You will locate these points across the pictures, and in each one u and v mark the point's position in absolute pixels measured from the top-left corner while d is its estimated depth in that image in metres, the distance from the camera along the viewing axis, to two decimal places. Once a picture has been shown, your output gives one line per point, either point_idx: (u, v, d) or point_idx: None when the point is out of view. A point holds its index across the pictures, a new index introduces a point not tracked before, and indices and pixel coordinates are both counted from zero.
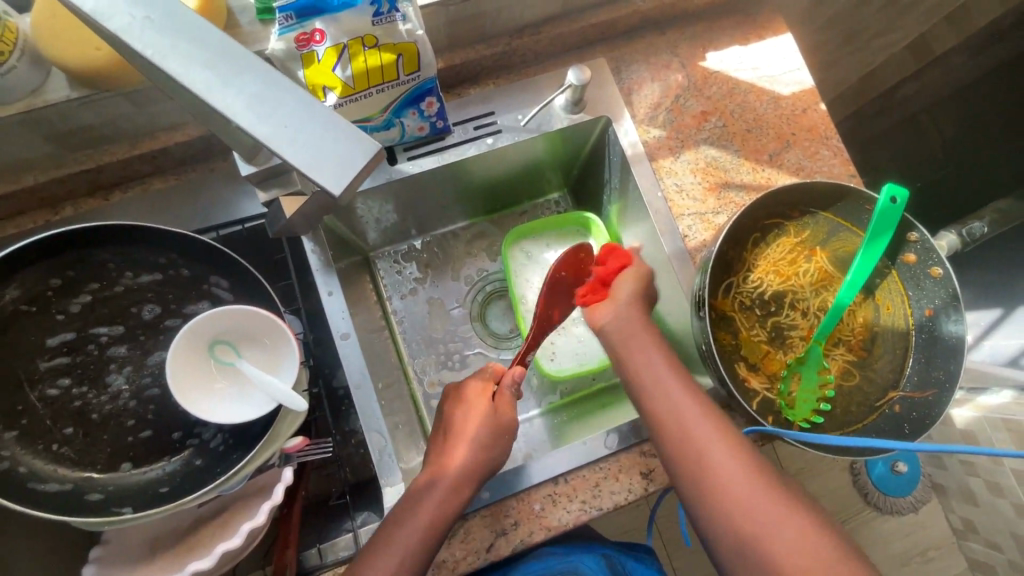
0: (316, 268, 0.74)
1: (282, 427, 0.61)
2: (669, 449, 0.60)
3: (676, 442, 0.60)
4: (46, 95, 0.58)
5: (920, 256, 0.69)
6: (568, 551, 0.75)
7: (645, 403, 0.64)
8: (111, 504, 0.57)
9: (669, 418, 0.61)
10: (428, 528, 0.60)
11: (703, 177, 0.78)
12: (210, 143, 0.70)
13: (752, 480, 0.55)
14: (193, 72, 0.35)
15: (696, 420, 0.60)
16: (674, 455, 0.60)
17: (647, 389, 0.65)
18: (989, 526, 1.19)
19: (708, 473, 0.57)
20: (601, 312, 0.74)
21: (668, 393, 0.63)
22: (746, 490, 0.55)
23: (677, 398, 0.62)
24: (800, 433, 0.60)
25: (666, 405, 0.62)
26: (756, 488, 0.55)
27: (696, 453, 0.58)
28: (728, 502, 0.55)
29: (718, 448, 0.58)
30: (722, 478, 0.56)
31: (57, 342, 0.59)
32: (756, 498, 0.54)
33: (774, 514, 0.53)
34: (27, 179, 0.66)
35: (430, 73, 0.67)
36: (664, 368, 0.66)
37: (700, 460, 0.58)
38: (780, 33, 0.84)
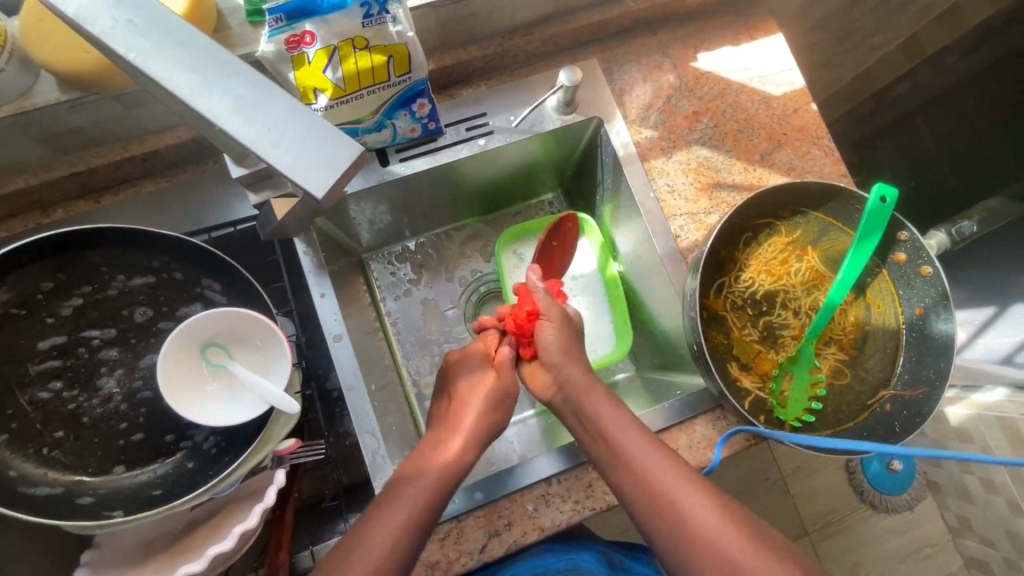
0: (308, 270, 0.74)
1: (276, 429, 0.61)
2: (641, 506, 0.58)
3: (648, 497, 0.58)
4: (35, 98, 0.58)
5: (910, 255, 0.69)
6: (568, 548, 0.75)
7: (608, 458, 0.62)
8: (102, 507, 0.57)
9: (636, 473, 0.60)
10: (432, 496, 0.59)
11: (695, 177, 0.78)
12: (201, 145, 0.70)
13: (732, 528, 0.54)
14: (177, 76, 0.35)
15: (663, 473, 0.59)
16: (648, 511, 0.58)
17: (607, 442, 0.63)
18: (983, 523, 1.19)
19: (687, 528, 0.55)
20: (540, 380, 0.73)
21: (629, 447, 0.61)
22: (727, 540, 0.54)
23: (640, 450, 0.61)
24: (793, 436, 0.60)
25: (630, 459, 0.60)
26: (736, 538, 0.54)
27: (671, 509, 0.57)
28: (712, 556, 0.53)
29: (692, 501, 0.56)
30: (701, 531, 0.55)
31: (49, 346, 0.59)
32: (739, 547, 0.53)
33: (758, 562, 0.52)
34: (17, 182, 0.66)
35: (421, 75, 0.67)
36: (623, 421, 0.64)
37: (677, 516, 0.56)
38: (771, 34, 0.84)
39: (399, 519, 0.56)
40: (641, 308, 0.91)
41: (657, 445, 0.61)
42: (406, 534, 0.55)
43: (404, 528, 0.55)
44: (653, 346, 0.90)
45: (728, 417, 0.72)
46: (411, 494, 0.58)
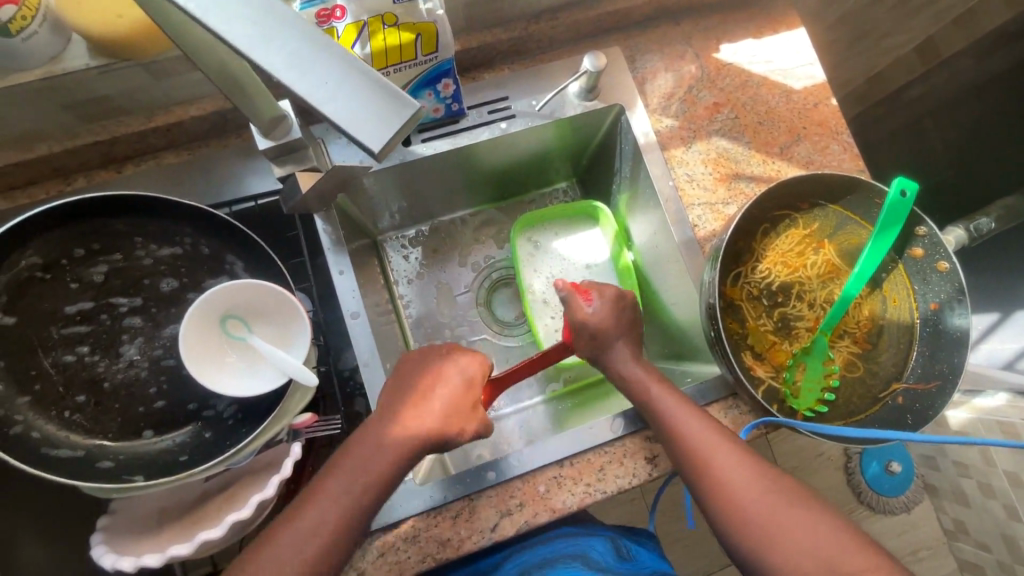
0: (327, 248, 0.74)
1: (292, 404, 0.61)
2: (694, 481, 0.60)
3: (700, 473, 0.59)
4: (65, 63, 0.58)
5: (928, 250, 0.70)
6: (583, 533, 0.76)
7: (662, 435, 0.63)
8: (123, 471, 0.57)
9: (687, 448, 0.61)
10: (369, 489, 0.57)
11: (714, 168, 0.79)
12: (226, 118, 0.71)
13: (784, 502, 0.56)
14: (234, 26, 0.35)
15: (718, 450, 0.60)
16: (700, 488, 0.59)
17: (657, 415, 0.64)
18: (980, 527, 1.20)
19: (739, 505, 0.57)
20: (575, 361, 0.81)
21: (683, 424, 0.62)
22: (777, 516, 0.55)
23: (692, 427, 0.61)
24: (813, 423, 0.60)
25: (685, 437, 0.61)
26: (787, 512, 0.55)
27: (734, 496, 0.57)
28: (763, 532, 0.55)
29: (744, 479, 0.58)
30: (752, 507, 0.56)
31: (75, 310, 0.59)
32: (790, 520, 0.55)
33: (807, 536, 0.54)
34: (41, 149, 0.66)
35: (448, 55, 0.66)
36: (675, 397, 0.64)
37: (726, 493, 0.57)
38: (794, 28, 0.84)
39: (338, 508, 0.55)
40: (654, 297, 0.91)
41: (708, 419, 0.62)
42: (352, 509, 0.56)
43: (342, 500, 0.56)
44: (664, 335, 0.90)
45: (740, 405, 0.73)
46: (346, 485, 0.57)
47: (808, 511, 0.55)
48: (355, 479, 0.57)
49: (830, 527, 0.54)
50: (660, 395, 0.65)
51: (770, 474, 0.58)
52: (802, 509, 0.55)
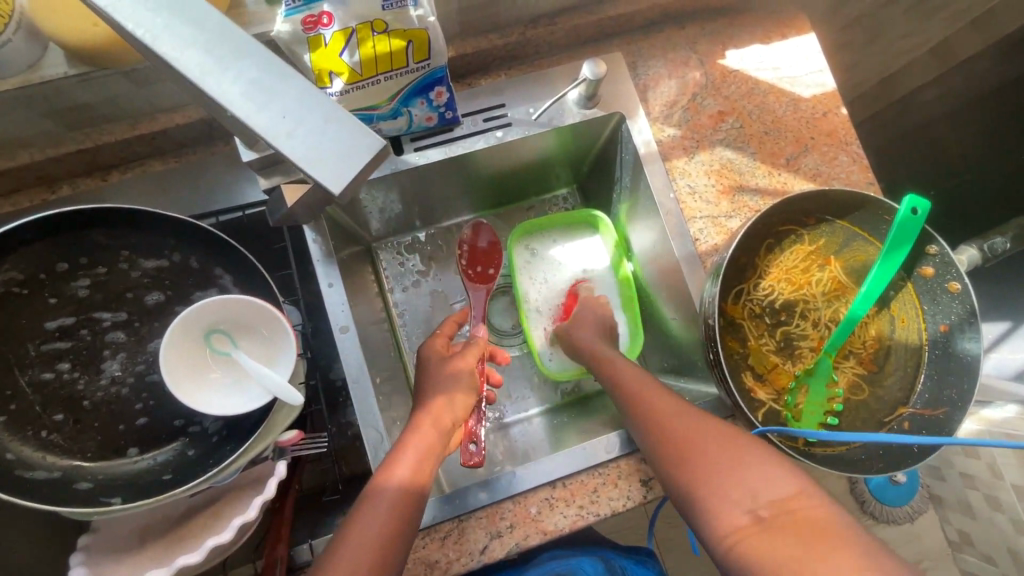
0: (316, 259, 0.72)
1: (276, 420, 0.60)
2: (649, 448, 0.61)
3: (653, 436, 0.60)
4: (43, 72, 0.57)
5: (939, 270, 0.67)
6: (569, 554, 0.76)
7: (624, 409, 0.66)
8: (100, 494, 0.56)
9: (651, 424, 0.61)
10: (394, 511, 0.55)
11: (717, 179, 0.76)
12: (212, 125, 0.69)
13: (726, 451, 0.54)
14: (189, 55, 0.33)
15: (678, 422, 0.60)
16: (654, 454, 0.60)
17: (631, 400, 0.66)
18: (986, 541, 1.17)
19: (683, 459, 0.56)
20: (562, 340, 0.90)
21: (648, 399, 0.64)
22: (723, 469, 0.53)
23: (651, 399, 0.64)
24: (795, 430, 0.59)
25: (642, 405, 0.64)
26: (729, 459, 0.53)
27: (688, 461, 0.55)
28: (707, 485, 0.53)
29: (691, 433, 0.57)
30: (694, 458, 0.55)
31: (55, 326, 0.58)
32: (731, 467, 0.53)
33: (749, 483, 0.51)
34: (22, 157, 0.64)
35: (440, 62, 0.64)
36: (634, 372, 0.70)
37: (674, 451, 0.57)
38: (804, 33, 0.81)
39: (372, 535, 0.53)
40: (654, 309, 0.89)
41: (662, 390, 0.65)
42: (400, 512, 0.55)
43: (395, 507, 0.55)
44: (664, 349, 0.88)
45: (739, 427, 0.71)
46: (377, 516, 0.54)
47: (758, 464, 0.52)
48: (406, 496, 0.57)
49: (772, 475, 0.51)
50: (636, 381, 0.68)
51: (717, 429, 0.57)
52: (751, 462, 0.53)
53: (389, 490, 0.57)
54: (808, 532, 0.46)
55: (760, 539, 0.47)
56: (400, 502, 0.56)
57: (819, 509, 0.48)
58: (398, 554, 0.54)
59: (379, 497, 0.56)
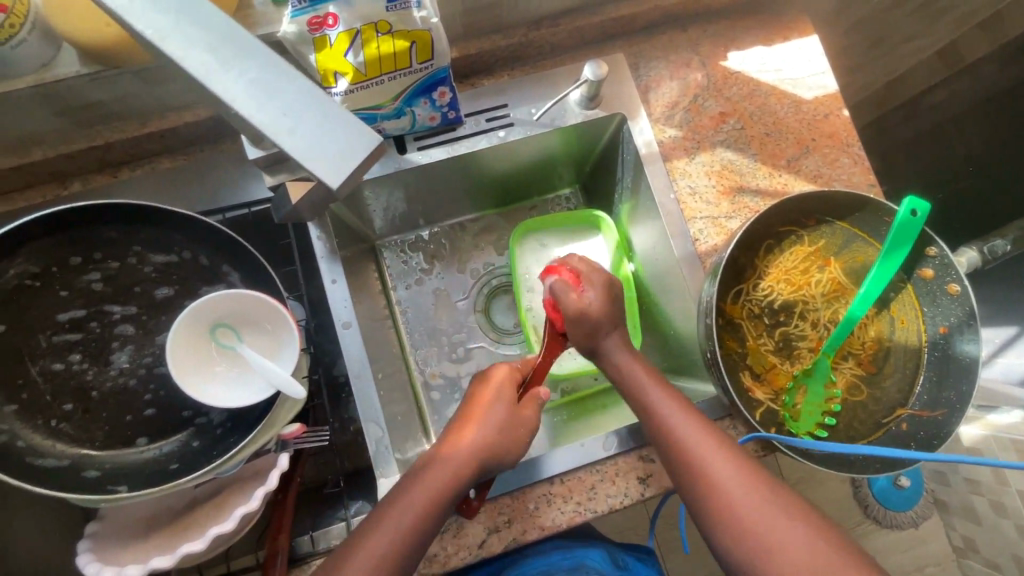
0: (320, 255, 0.73)
1: (281, 412, 0.61)
2: (701, 506, 0.57)
3: (703, 495, 0.57)
4: (56, 71, 0.58)
5: (938, 271, 0.67)
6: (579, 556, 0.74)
7: (667, 456, 0.61)
8: (108, 482, 0.57)
9: (690, 464, 0.58)
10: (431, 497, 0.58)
11: (717, 180, 0.76)
12: (219, 124, 0.70)
13: (789, 525, 0.53)
14: (193, 55, 0.34)
15: (721, 466, 0.57)
16: (702, 510, 0.57)
17: (660, 428, 0.62)
18: (990, 547, 1.16)
19: (741, 525, 0.54)
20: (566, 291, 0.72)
21: (681, 431, 0.60)
22: (776, 530, 0.53)
23: (687, 432, 0.60)
24: (791, 440, 0.59)
25: (692, 456, 0.59)
26: (794, 538, 0.52)
27: (734, 514, 0.55)
28: (767, 558, 0.52)
29: (738, 486, 0.56)
30: (756, 529, 0.54)
31: (67, 318, 0.59)
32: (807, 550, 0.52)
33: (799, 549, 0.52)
34: (36, 154, 0.66)
35: (443, 62, 0.65)
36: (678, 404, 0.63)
37: (728, 516, 0.55)
38: (806, 35, 0.81)
39: (407, 515, 0.57)
40: (654, 309, 0.89)
41: (717, 438, 0.59)
42: (424, 519, 0.57)
43: (433, 492, 0.58)
44: (664, 348, 0.88)
45: (737, 426, 0.71)
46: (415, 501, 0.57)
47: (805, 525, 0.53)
48: (452, 479, 0.60)
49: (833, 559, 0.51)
50: (657, 400, 0.64)
51: (782, 499, 0.55)
52: (800, 527, 0.53)
53: (433, 471, 0.60)
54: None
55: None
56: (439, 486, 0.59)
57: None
58: (426, 535, 0.57)
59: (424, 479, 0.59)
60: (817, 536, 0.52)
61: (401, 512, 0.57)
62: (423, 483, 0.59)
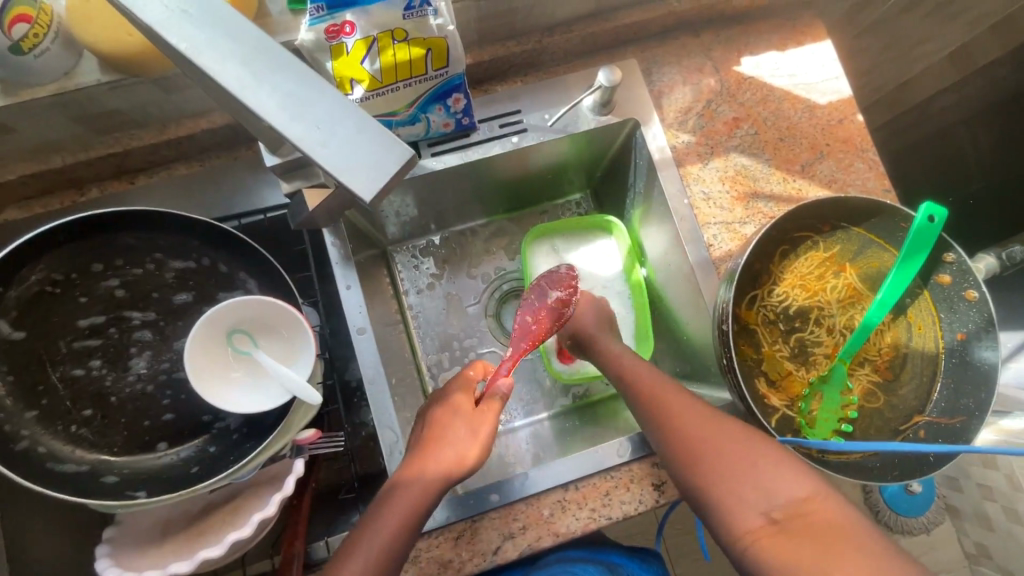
0: (335, 261, 0.73)
1: (296, 419, 0.60)
2: (677, 462, 0.59)
3: (676, 447, 0.59)
4: (77, 79, 0.59)
5: (956, 277, 0.66)
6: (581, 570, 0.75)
7: (648, 423, 0.64)
8: (126, 487, 0.57)
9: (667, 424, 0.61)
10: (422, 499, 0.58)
11: (732, 185, 0.76)
12: (235, 130, 0.71)
13: (750, 461, 0.54)
14: (228, 69, 0.35)
15: (693, 421, 0.60)
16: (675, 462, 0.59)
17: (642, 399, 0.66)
18: (1005, 553, 1.15)
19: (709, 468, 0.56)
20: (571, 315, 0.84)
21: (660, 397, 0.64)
22: (740, 468, 0.54)
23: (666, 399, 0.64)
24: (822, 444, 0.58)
25: (669, 414, 0.62)
26: (754, 473, 0.53)
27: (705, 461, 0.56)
28: (730, 496, 0.54)
29: (706, 434, 0.58)
30: (721, 470, 0.55)
31: (88, 324, 0.60)
32: (772, 483, 0.52)
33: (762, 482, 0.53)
34: (56, 161, 0.67)
35: (458, 69, 0.66)
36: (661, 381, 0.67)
37: (697, 461, 0.57)
38: (820, 40, 0.81)
39: (398, 519, 0.56)
40: (666, 314, 0.89)
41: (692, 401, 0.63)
42: (401, 538, 0.55)
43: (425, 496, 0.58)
44: (676, 354, 0.88)
45: None
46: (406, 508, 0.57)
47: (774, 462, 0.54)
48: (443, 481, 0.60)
49: (793, 490, 0.51)
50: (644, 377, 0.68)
51: (747, 441, 0.56)
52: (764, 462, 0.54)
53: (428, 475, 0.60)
54: (827, 535, 0.48)
55: (775, 542, 0.49)
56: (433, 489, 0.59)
57: (837, 511, 0.49)
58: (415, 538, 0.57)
59: (418, 487, 0.59)
60: (779, 468, 0.53)
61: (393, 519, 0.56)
62: (415, 489, 0.58)
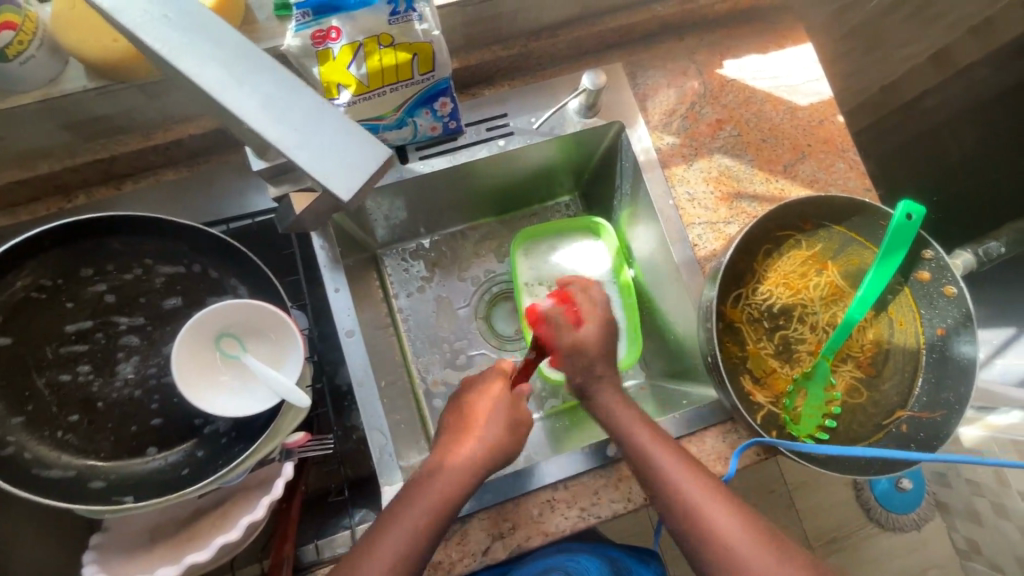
0: (323, 265, 0.74)
1: (285, 423, 0.61)
2: (689, 537, 0.58)
3: (687, 520, 0.58)
4: (62, 85, 0.59)
5: (934, 274, 0.68)
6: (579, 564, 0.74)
7: (647, 481, 0.61)
8: (113, 492, 0.58)
9: (673, 491, 0.59)
10: (448, 490, 0.59)
11: (715, 186, 0.77)
12: (222, 136, 0.71)
13: (770, 555, 0.54)
14: (206, 71, 0.35)
15: (705, 495, 0.58)
16: (681, 525, 0.58)
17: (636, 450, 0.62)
18: (994, 548, 1.16)
19: (728, 553, 0.55)
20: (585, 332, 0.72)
21: (662, 458, 0.61)
22: (761, 560, 0.54)
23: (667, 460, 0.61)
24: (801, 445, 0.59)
25: (676, 480, 0.59)
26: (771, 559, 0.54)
27: (719, 541, 0.56)
28: (745, 575, 0.54)
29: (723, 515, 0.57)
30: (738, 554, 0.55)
31: (75, 329, 0.60)
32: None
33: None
34: (42, 167, 0.67)
35: (445, 73, 0.66)
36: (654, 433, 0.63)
37: (708, 530, 0.56)
38: (801, 43, 0.83)
39: (420, 511, 0.57)
40: (654, 313, 0.90)
41: (700, 469, 0.60)
42: (423, 533, 0.56)
43: (450, 487, 0.59)
44: (664, 353, 0.88)
45: (739, 430, 0.72)
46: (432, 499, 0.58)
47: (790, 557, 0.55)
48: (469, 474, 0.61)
49: (800, 569, 0.54)
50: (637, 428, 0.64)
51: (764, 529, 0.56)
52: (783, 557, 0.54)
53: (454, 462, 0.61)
54: None
55: None
56: (462, 477, 0.61)
57: None
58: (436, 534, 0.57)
59: (446, 473, 0.60)
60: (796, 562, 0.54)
61: (413, 510, 0.57)
62: (442, 480, 0.60)
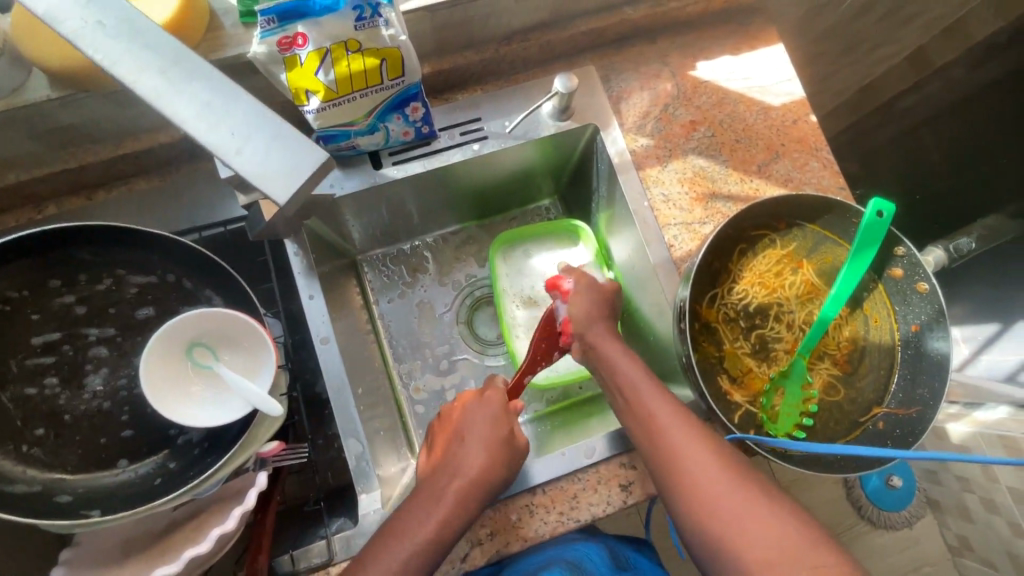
0: (298, 272, 0.73)
1: (259, 432, 0.60)
2: (666, 481, 0.59)
3: (665, 462, 0.59)
4: (26, 95, 0.59)
5: (907, 271, 0.68)
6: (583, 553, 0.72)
7: (636, 428, 0.64)
8: (79, 506, 0.56)
9: (657, 437, 0.61)
10: (441, 515, 0.60)
11: (690, 187, 0.78)
12: (193, 144, 0.71)
13: (740, 503, 0.54)
14: (144, 78, 0.37)
15: (684, 441, 0.59)
16: (659, 469, 0.60)
17: (631, 400, 0.65)
18: (984, 544, 1.16)
19: (698, 496, 0.56)
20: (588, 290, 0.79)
21: (651, 406, 0.63)
22: (731, 507, 0.54)
23: (657, 407, 0.63)
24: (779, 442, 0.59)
25: (658, 428, 0.61)
26: (751, 507, 0.53)
27: (690, 483, 0.57)
28: (713, 518, 0.54)
29: (699, 460, 0.57)
30: (714, 504, 0.55)
31: (42, 342, 0.59)
32: (758, 527, 0.52)
33: (751, 525, 0.52)
34: (9, 178, 0.66)
35: (414, 78, 0.67)
36: (651, 387, 0.66)
37: (682, 474, 0.58)
38: (773, 44, 0.83)
39: (415, 536, 0.58)
40: (634, 315, 0.89)
41: (687, 418, 0.61)
42: (420, 558, 0.57)
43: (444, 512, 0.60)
44: (645, 354, 0.88)
45: (717, 431, 0.71)
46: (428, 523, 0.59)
47: (765, 505, 0.53)
48: (464, 493, 0.61)
49: (772, 516, 0.52)
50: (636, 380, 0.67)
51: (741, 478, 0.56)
52: (754, 504, 0.54)
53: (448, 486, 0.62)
54: None
55: None
56: (458, 499, 0.61)
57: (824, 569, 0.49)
58: (433, 560, 0.58)
59: (440, 497, 0.61)
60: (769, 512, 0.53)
61: (404, 536, 0.58)
62: (436, 505, 0.60)
